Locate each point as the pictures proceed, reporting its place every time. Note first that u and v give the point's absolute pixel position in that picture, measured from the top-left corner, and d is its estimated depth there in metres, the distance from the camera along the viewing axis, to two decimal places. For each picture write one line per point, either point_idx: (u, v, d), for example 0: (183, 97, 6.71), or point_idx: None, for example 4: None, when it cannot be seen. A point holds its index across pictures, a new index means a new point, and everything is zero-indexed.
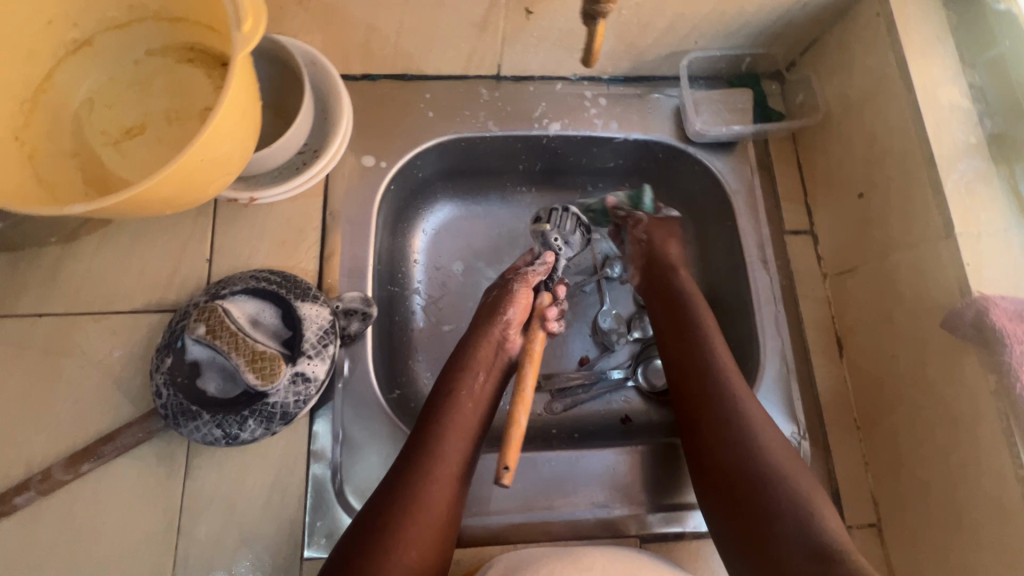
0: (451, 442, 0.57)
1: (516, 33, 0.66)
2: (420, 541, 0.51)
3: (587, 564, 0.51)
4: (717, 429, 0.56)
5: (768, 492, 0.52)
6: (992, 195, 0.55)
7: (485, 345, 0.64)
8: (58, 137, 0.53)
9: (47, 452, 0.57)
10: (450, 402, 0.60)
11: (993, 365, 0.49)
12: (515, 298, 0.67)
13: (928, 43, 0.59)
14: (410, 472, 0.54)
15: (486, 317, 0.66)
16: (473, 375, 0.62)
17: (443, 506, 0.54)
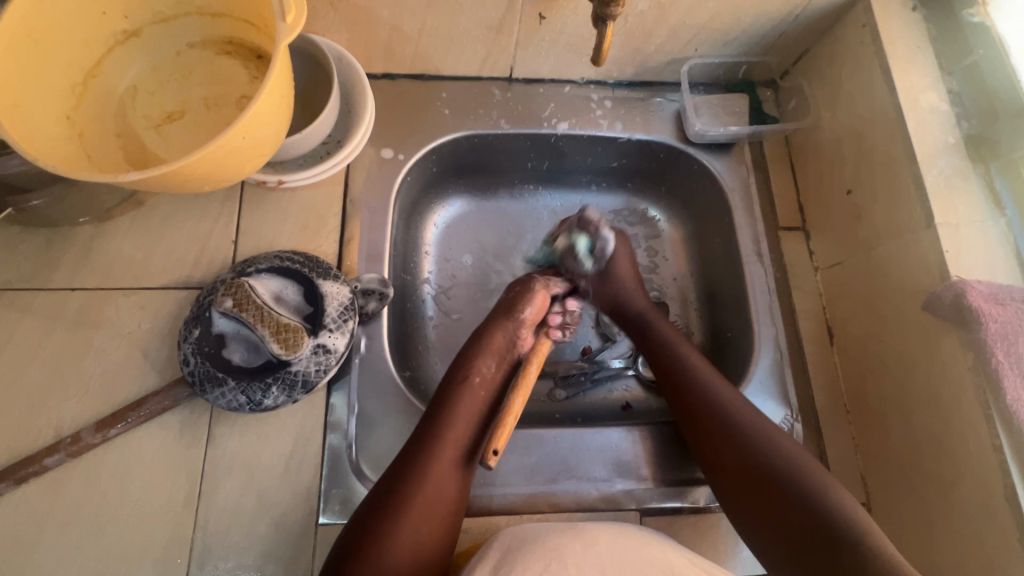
0: (461, 422, 0.60)
1: (529, 37, 0.71)
2: (428, 513, 0.55)
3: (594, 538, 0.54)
4: (709, 425, 0.60)
5: (770, 474, 0.56)
6: (969, 190, 0.59)
7: (497, 337, 0.68)
8: (105, 119, 0.57)
9: (75, 417, 0.59)
10: (464, 385, 0.63)
11: (969, 342, 0.53)
12: (530, 296, 0.71)
13: (909, 52, 0.64)
14: (422, 450, 0.57)
15: (502, 314, 0.70)
16: (485, 362, 0.66)
17: (450, 481, 0.57)
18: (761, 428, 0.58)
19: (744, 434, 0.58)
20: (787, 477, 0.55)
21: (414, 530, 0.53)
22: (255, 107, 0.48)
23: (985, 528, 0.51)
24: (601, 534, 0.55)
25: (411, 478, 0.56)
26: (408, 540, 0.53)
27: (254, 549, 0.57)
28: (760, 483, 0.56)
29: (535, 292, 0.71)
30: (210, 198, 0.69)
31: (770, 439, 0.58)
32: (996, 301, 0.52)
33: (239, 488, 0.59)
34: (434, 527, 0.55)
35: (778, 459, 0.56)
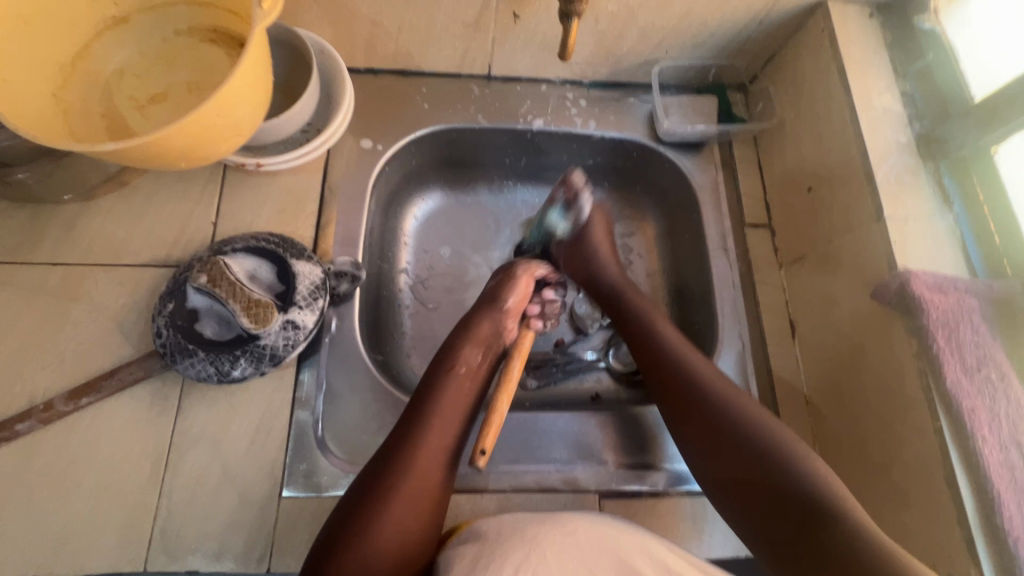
0: (446, 409, 0.59)
1: (505, 35, 0.74)
2: (412, 503, 0.53)
3: (571, 528, 0.53)
4: (686, 407, 0.61)
5: (742, 452, 0.56)
6: (918, 186, 0.62)
7: (484, 327, 0.68)
8: (90, 99, 0.59)
9: (49, 386, 0.61)
10: (450, 372, 0.62)
11: (914, 330, 0.55)
12: (513, 286, 0.72)
13: (865, 56, 0.67)
14: (405, 439, 0.56)
15: (487, 305, 0.70)
16: (470, 350, 0.65)
17: (435, 471, 0.56)
18: (737, 406, 0.59)
19: (719, 412, 0.59)
20: (755, 446, 0.56)
21: (398, 520, 0.52)
22: (229, 86, 0.51)
23: (930, 509, 0.53)
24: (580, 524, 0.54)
25: (394, 468, 0.54)
26: (392, 531, 0.52)
27: (217, 519, 0.58)
28: (732, 462, 0.56)
29: (517, 283, 0.73)
30: (192, 181, 0.71)
31: (745, 412, 0.58)
32: (939, 290, 0.54)
33: (205, 459, 0.60)
34: (419, 517, 0.54)
35: (749, 431, 0.57)
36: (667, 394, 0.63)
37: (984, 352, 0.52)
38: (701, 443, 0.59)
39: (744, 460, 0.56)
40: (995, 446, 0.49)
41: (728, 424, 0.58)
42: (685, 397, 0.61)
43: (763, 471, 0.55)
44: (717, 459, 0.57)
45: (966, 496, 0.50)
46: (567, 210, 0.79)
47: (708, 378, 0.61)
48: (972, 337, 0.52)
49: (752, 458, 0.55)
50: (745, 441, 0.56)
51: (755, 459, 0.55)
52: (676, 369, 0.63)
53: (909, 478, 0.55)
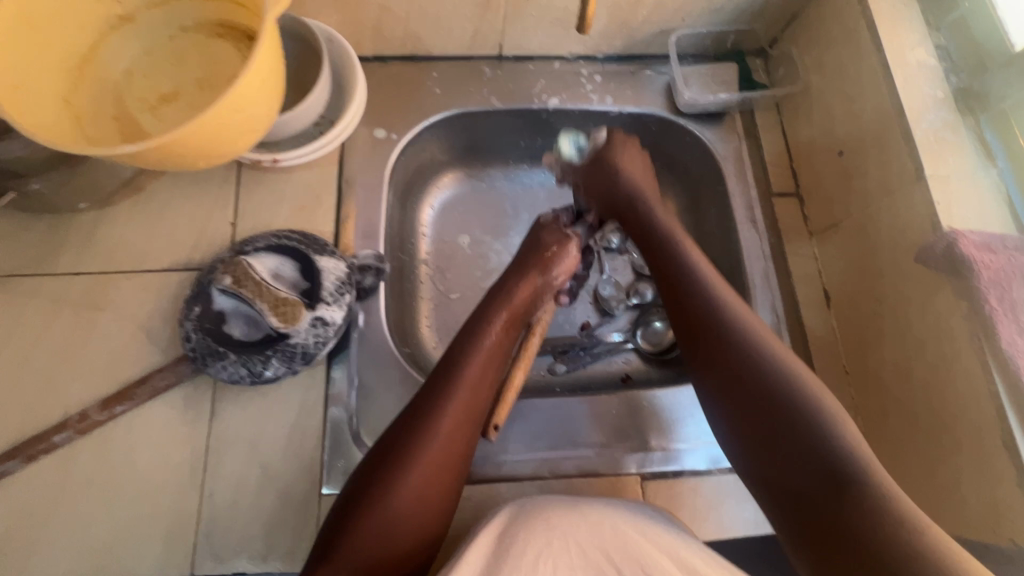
0: (477, 377, 0.58)
1: (516, 12, 0.71)
2: (434, 474, 0.52)
3: (597, 518, 0.51)
4: (726, 375, 0.52)
5: (792, 442, 0.47)
6: (960, 142, 0.59)
7: (523, 295, 0.66)
8: (102, 104, 0.58)
9: (83, 397, 0.60)
10: (482, 340, 0.61)
11: (964, 292, 0.53)
12: (563, 254, 0.71)
13: (894, 11, 0.65)
14: (428, 407, 0.54)
15: (533, 273, 0.68)
16: (504, 318, 0.64)
17: (460, 441, 0.54)
18: (813, 400, 0.48)
19: (773, 399, 0.49)
20: (818, 438, 0.46)
21: (417, 490, 0.50)
22: (244, 81, 0.49)
23: (986, 473, 0.51)
24: (606, 515, 0.52)
25: (417, 436, 0.52)
26: (413, 502, 0.50)
27: (260, 520, 0.58)
28: (779, 454, 0.47)
29: (570, 253, 0.72)
30: (208, 182, 0.70)
31: (813, 402, 0.47)
32: (988, 250, 0.52)
33: (243, 461, 0.60)
34: (444, 489, 0.52)
35: (806, 418, 0.47)
36: (710, 367, 0.54)
37: None
38: (739, 428, 0.50)
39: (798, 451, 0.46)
40: None
41: (788, 413, 0.48)
42: (732, 371, 0.52)
43: (810, 464, 0.45)
44: (767, 447, 0.48)
45: None
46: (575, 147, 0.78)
47: (760, 358, 0.51)
48: None
49: (803, 448, 0.46)
50: (794, 427, 0.47)
51: (810, 450, 0.46)
52: (721, 342, 0.54)
53: (961, 443, 0.54)
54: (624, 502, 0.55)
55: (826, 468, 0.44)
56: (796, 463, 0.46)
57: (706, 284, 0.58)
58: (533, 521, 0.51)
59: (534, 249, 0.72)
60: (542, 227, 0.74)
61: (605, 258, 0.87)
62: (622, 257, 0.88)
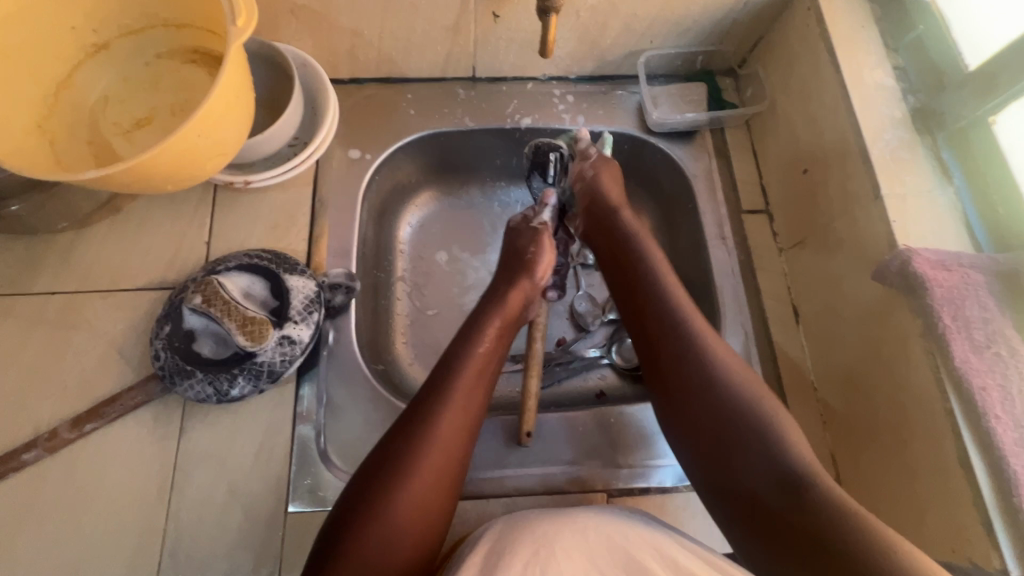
0: (472, 383, 0.58)
1: (486, 36, 0.73)
2: (437, 483, 0.52)
3: (581, 523, 0.52)
4: (693, 398, 0.56)
5: (749, 455, 0.52)
6: (916, 161, 0.60)
7: (513, 299, 0.67)
8: (76, 128, 0.60)
9: (53, 416, 0.61)
10: (476, 346, 0.61)
11: (918, 309, 0.54)
12: (541, 254, 0.71)
13: (854, 33, 0.66)
14: (427, 415, 0.54)
15: (516, 277, 0.69)
16: (495, 326, 0.64)
17: (458, 450, 0.55)
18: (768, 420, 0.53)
19: (728, 418, 0.54)
20: (768, 448, 0.51)
21: (422, 500, 0.51)
22: (208, 106, 0.51)
23: (942, 490, 0.52)
24: (591, 521, 0.53)
25: (418, 444, 0.53)
26: (416, 512, 0.51)
27: (225, 538, 0.58)
28: (741, 472, 0.52)
29: (547, 251, 0.71)
30: (183, 202, 0.71)
31: (762, 418, 0.53)
32: (942, 267, 0.53)
33: (211, 479, 0.60)
34: (441, 498, 0.53)
35: (760, 434, 0.52)
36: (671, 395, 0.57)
37: (993, 328, 0.50)
38: (702, 441, 0.55)
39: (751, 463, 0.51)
40: (1010, 423, 0.48)
41: (737, 427, 0.53)
42: (697, 397, 0.56)
43: (765, 475, 0.50)
44: (722, 462, 0.53)
45: (982, 477, 0.49)
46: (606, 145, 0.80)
47: (723, 379, 0.56)
48: (980, 313, 0.51)
49: (762, 462, 0.51)
50: (733, 430, 0.53)
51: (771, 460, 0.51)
52: (690, 374, 0.57)
53: (921, 460, 0.54)
54: (601, 506, 0.57)
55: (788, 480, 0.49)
56: (747, 474, 0.51)
57: (683, 315, 0.61)
58: (517, 534, 0.51)
59: (512, 252, 0.72)
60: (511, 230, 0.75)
61: (582, 274, 0.88)
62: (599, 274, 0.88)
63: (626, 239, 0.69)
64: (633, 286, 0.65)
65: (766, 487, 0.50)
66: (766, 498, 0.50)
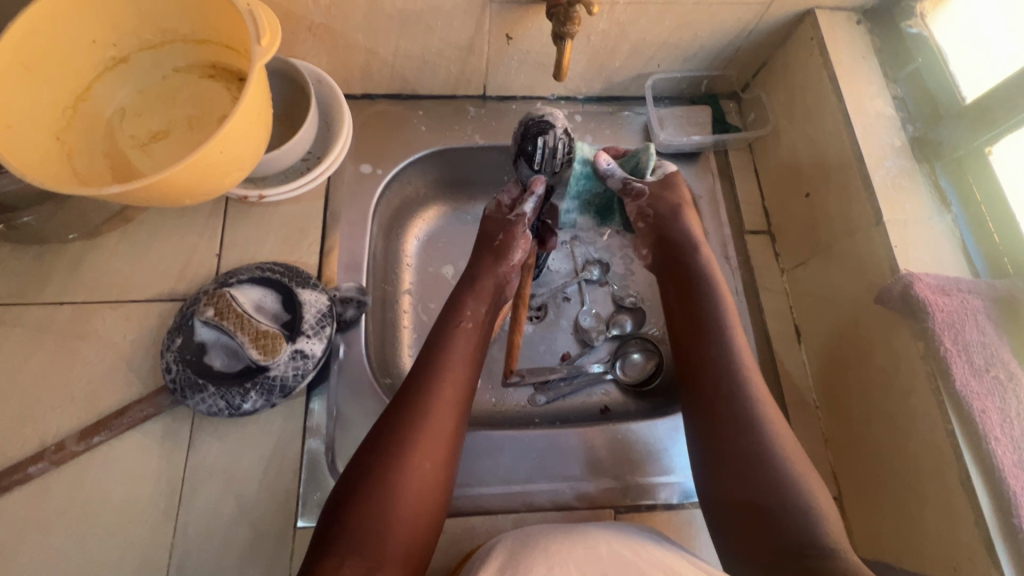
0: (458, 360, 0.61)
1: (499, 57, 0.75)
2: (434, 452, 0.54)
3: (593, 541, 0.53)
4: (721, 403, 0.58)
5: (743, 464, 0.55)
6: (916, 188, 0.63)
7: (488, 284, 0.67)
8: (92, 140, 0.60)
9: (60, 428, 0.61)
10: (457, 325, 0.64)
11: (920, 332, 0.56)
12: (513, 241, 0.68)
13: (856, 63, 0.69)
14: (418, 391, 0.57)
15: (490, 258, 0.68)
16: (473, 309, 0.65)
17: (451, 422, 0.57)
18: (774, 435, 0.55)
19: (744, 428, 0.56)
20: (762, 459, 0.54)
21: (422, 469, 0.53)
22: (231, 124, 0.51)
23: (943, 511, 0.53)
24: (601, 539, 0.54)
25: (411, 416, 0.55)
26: (418, 482, 0.53)
27: (233, 553, 0.58)
28: (734, 483, 0.55)
29: (520, 239, 0.68)
30: (194, 214, 0.72)
31: (765, 431, 0.55)
32: (942, 293, 0.55)
33: (219, 492, 0.60)
34: (436, 485, 0.54)
35: (766, 445, 0.55)
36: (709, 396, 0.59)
37: (992, 352, 0.53)
38: (712, 442, 0.57)
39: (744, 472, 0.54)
40: (1009, 445, 0.50)
41: (744, 434, 0.56)
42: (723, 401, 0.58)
43: (755, 481, 0.53)
44: (722, 469, 0.56)
45: (983, 498, 0.50)
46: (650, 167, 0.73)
47: (745, 392, 0.58)
48: (978, 337, 0.53)
49: (756, 469, 0.54)
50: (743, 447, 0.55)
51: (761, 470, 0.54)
52: (728, 381, 0.59)
53: (922, 481, 0.55)
54: (610, 525, 0.57)
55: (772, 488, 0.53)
56: (745, 480, 0.54)
57: (727, 324, 0.63)
58: (528, 550, 0.52)
59: (483, 241, 0.69)
60: (487, 219, 0.70)
61: (587, 289, 0.88)
62: (603, 289, 0.89)
63: (686, 245, 0.69)
64: (688, 289, 0.67)
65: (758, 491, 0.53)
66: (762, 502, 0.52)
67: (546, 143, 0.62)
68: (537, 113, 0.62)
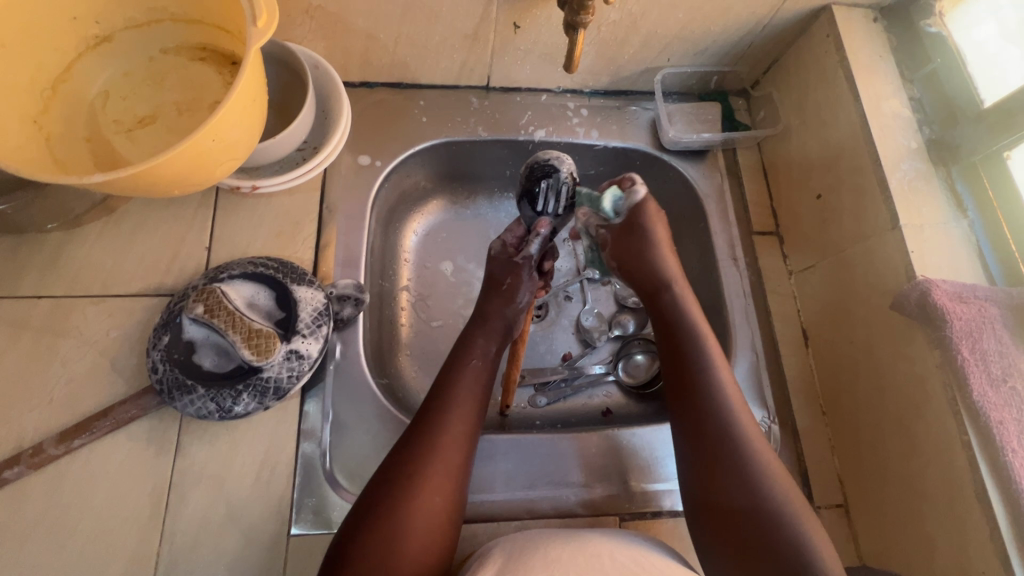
0: (466, 398, 0.59)
1: (505, 46, 0.71)
2: (440, 495, 0.53)
3: (593, 548, 0.50)
4: (700, 416, 0.57)
5: (729, 477, 0.53)
6: (932, 192, 0.61)
7: (496, 320, 0.65)
8: (73, 124, 0.56)
9: (38, 429, 0.57)
10: (467, 363, 0.62)
11: (936, 341, 0.55)
12: (520, 285, 0.64)
13: (872, 62, 0.67)
14: (425, 430, 0.55)
15: (495, 295, 0.65)
16: (483, 344, 0.64)
17: (458, 465, 0.55)
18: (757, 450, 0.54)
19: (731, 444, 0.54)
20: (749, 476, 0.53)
21: (426, 513, 0.52)
22: (224, 111, 0.48)
23: (958, 523, 0.52)
24: (603, 546, 0.51)
25: (418, 458, 0.54)
26: (422, 528, 0.51)
27: (222, 563, 0.55)
28: (733, 526, 0.52)
29: (527, 282, 0.64)
30: (183, 205, 0.68)
31: (755, 448, 0.54)
32: (959, 300, 0.54)
33: (208, 499, 0.57)
34: (439, 527, 0.52)
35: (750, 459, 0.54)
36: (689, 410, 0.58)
37: (1010, 362, 0.51)
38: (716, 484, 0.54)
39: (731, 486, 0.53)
40: None
41: (735, 453, 0.54)
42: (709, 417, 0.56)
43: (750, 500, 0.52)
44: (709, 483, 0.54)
45: (1000, 512, 0.49)
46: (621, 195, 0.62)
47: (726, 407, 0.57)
48: (996, 346, 0.52)
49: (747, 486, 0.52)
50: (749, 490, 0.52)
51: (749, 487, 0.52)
52: (707, 396, 0.57)
53: (935, 491, 0.54)
54: (614, 533, 0.55)
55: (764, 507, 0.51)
56: (730, 495, 0.53)
57: (702, 334, 0.61)
58: (527, 557, 0.49)
59: (490, 283, 0.65)
60: (491, 259, 0.65)
61: (589, 289, 0.86)
62: (605, 288, 0.87)
63: (657, 255, 0.64)
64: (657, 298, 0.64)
65: (742, 505, 0.52)
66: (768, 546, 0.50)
67: (551, 188, 0.54)
68: (542, 156, 0.55)
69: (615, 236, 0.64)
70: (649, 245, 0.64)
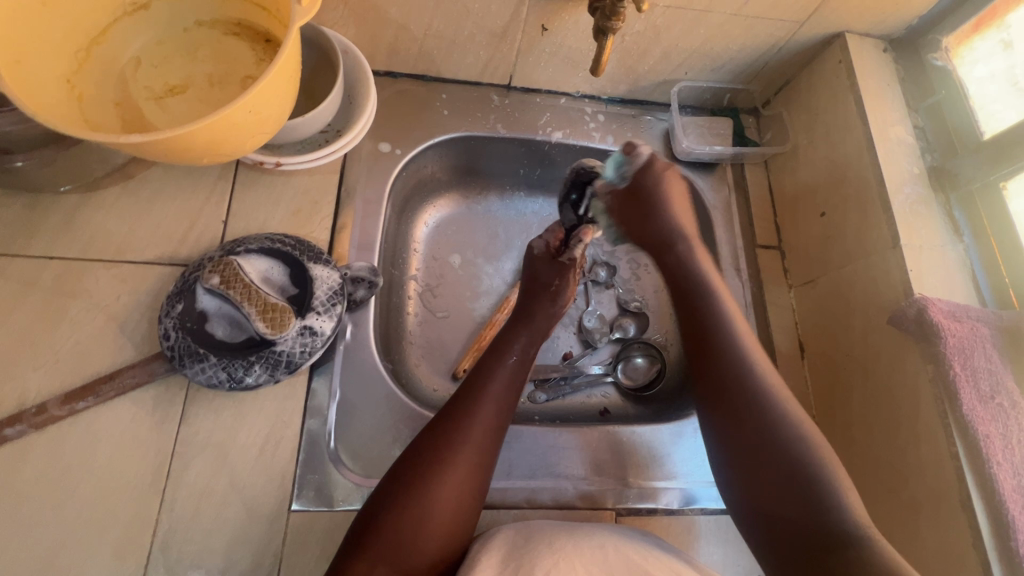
0: (499, 391, 0.59)
1: (531, 47, 0.73)
2: (467, 482, 0.54)
3: (599, 541, 0.52)
4: (731, 402, 0.58)
5: (763, 468, 0.54)
6: (931, 216, 0.65)
7: (542, 321, 0.69)
8: (104, 87, 0.56)
9: (41, 390, 0.57)
10: (504, 360, 0.63)
11: (930, 356, 0.57)
12: (566, 286, 0.72)
13: (881, 90, 0.71)
14: (456, 421, 0.56)
15: (548, 296, 0.71)
16: (522, 341, 0.66)
17: (486, 455, 0.56)
18: (798, 441, 0.54)
19: (774, 433, 0.55)
20: (792, 467, 0.53)
21: (453, 500, 0.52)
22: (259, 87, 0.49)
23: (943, 528, 0.55)
24: (609, 540, 0.53)
25: (448, 448, 0.54)
26: (449, 512, 0.52)
27: (222, 534, 0.55)
28: (777, 488, 0.53)
29: (571, 283, 0.72)
30: (201, 177, 0.68)
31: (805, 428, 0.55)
32: (953, 318, 0.56)
33: (212, 469, 0.57)
34: (465, 512, 0.53)
35: (785, 450, 0.54)
36: (718, 400, 0.59)
37: (997, 380, 0.55)
38: (753, 460, 0.55)
39: (775, 476, 0.53)
40: (1009, 470, 0.52)
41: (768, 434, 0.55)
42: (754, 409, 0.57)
43: (796, 495, 0.52)
44: (755, 478, 0.55)
45: (982, 520, 0.52)
46: (624, 160, 0.67)
47: (765, 407, 0.56)
48: (985, 365, 0.55)
49: (790, 479, 0.53)
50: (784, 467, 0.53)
51: (784, 474, 0.53)
52: (756, 376, 0.58)
53: (923, 499, 0.57)
54: (613, 527, 0.56)
55: (812, 501, 0.52)
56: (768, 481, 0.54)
57: (728, 322, 0.62)
58: (532, 545, 0.50)
59: (537, 285, 0.71)
60: (536, 258, 0.73)
61: (592, 291, 0.87)
62: (609, 291, 0.87)
63: (668, 233, 0.68)
64: (685, 285, 0.66)
65: (785, 498, 0.52)
66: (802, 517, 0.51)
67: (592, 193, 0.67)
68: (587, 165, 0.65)
69: (621, 203, 0.67)
70: (655, 201, 0.68)
